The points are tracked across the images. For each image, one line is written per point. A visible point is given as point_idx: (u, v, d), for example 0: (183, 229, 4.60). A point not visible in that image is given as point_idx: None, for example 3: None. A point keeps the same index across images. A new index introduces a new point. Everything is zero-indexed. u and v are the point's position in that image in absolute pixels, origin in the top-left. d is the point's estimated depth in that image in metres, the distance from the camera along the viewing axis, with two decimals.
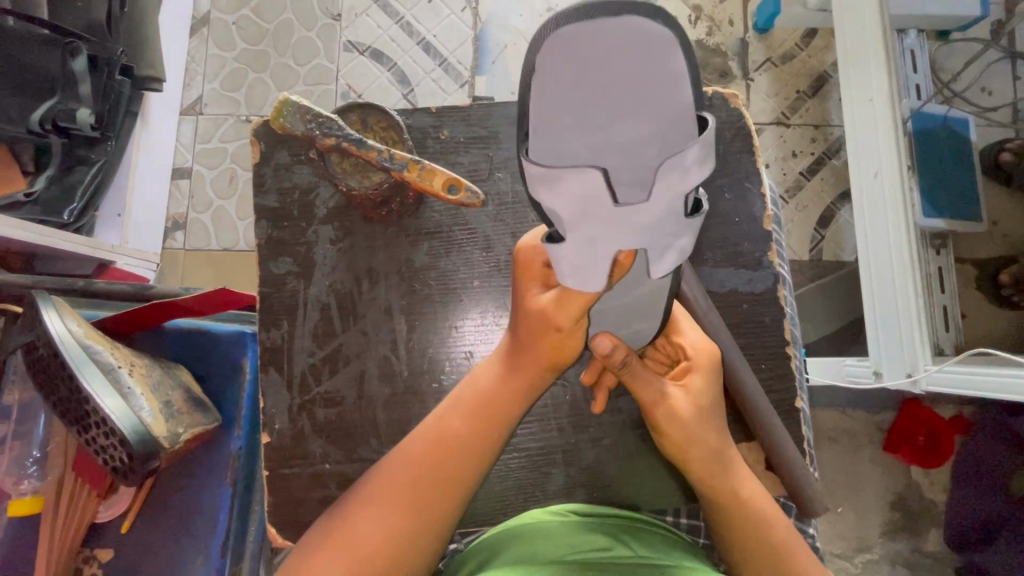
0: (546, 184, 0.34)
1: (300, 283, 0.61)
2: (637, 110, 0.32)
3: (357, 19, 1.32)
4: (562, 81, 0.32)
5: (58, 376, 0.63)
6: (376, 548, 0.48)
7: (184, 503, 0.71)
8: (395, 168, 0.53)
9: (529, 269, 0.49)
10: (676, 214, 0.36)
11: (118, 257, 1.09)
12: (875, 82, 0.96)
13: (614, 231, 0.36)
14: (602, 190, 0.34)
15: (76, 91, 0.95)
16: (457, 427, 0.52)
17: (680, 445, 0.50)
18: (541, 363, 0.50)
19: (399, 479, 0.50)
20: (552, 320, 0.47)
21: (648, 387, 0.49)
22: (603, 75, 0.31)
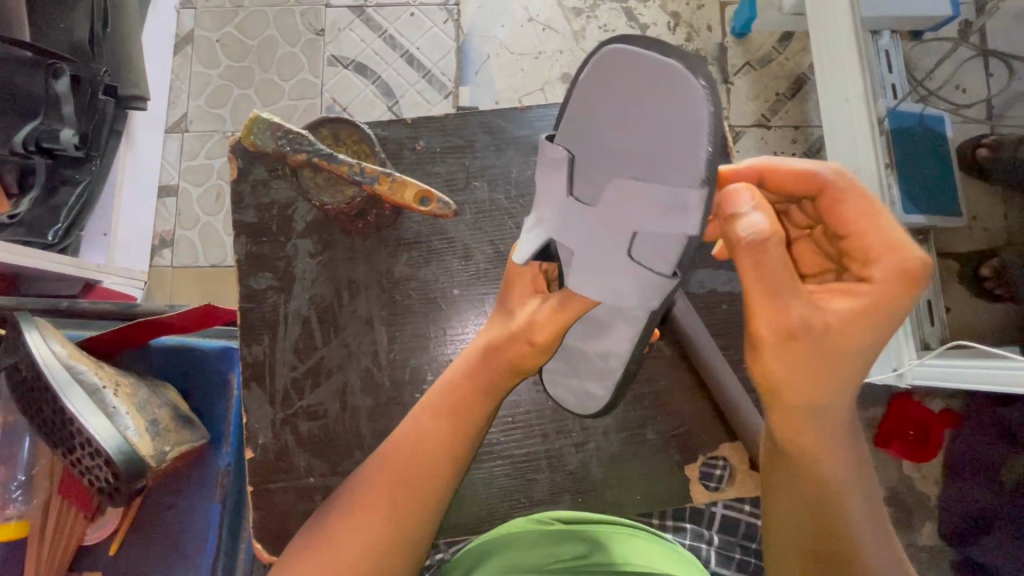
0: (544, 153, 0.49)
1: (281, 297, 0.61)
2: (643, 131, 0.45)
3: (340, 34, 1.33)
4: (603, 98, 0.46)
5: (41, 398, 0.62)
6: (358, 552, 0.49)
7: (171, 522, 0.70)
8: (366, 183, 0.54)
9: (512, 282, 0.54)
10: (617, 243, 0.46)
11: (105, 277, 1.09)
12: (851, 81, 0.97)
13: (563, 220, 0.48)
14: (563, 178, 0.48)
15: (60, 111, 0.95)
16: (424, 427, 0.53)
17: (782, 370, 0.41)
18: (505, 364, 0.52)
19: (377, 490, 0.51)
20: (529, 334, 0.51)
21: (769, 294, 0.38)
22: (630, 100, 0.45)
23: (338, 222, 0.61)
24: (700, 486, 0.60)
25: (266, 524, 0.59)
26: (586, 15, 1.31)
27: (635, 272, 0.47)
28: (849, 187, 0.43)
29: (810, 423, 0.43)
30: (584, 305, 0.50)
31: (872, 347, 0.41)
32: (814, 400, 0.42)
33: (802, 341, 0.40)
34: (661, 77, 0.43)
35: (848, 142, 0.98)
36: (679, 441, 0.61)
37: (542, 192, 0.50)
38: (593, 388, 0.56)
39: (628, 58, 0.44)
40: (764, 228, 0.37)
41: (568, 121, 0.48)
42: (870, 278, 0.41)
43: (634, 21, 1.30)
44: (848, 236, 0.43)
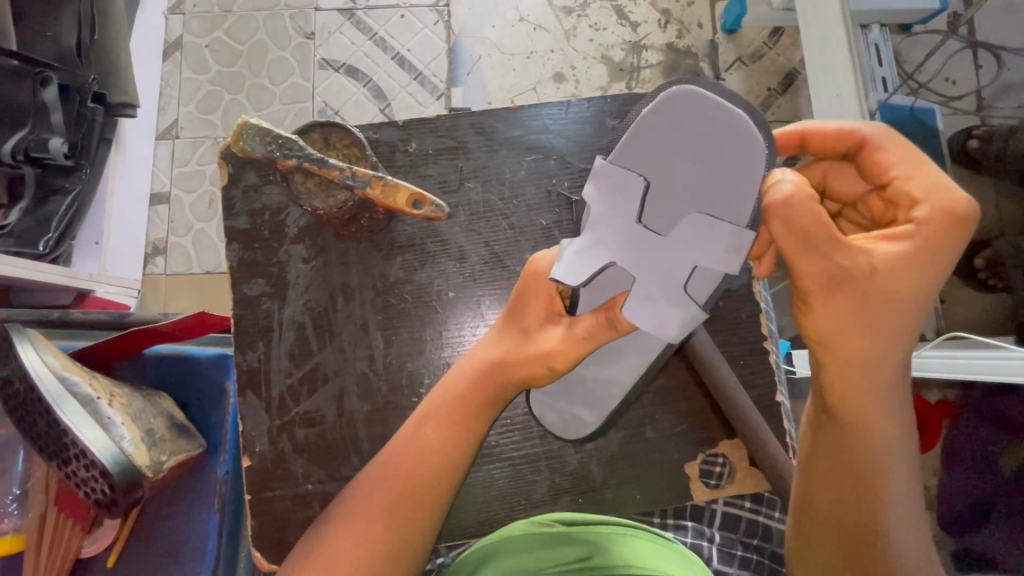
0: (605, 176, 0.49)
1: (274, 303, 0.61)
2: (705, 166, 0.48)
3: (331, 37, 1.32)
4: (668, 135, 0.47)
5: (34, 411, 0.61)
6: (351, 560, 0.50)
7: (169, 532, 0.70)
8: (357, 187, 0.54)
9: (532, 291, 0.50)
10: (672, 275, 0.48)
11: (97, 285, 1.08)
12: (842, 76, 0.98)
13: (622, 245, 0.49)
14: (631, 204, 0.49)
15: (47, 120, 0.94)
16: (431, 436, 0.52)
17: (826, 325, 0.40)
18: (513, 378, 0.51)
19: (377, 496, 0.51)
20: (549, 359, 0.49)
21: (803, 245, 0.38)
22: (691, 141, 0.47)
23: (331, 227, 0.61)
24: (700, 484, 0.60)
25: (264, 532, 0.59)
26: (577, 14, 1.31)
27: (685, 304, 0.49)
28: (891, 139, 0.41)
29: (856, 375, 0.41)
30: (608, 334, 0.48)
31: (920, 289, 0.39)
32: (863, 354, 0.40)
33: (842, 286, 0.39)
34: (728, 123, 0.45)
35: None
36: (679, 439, 0.61)
37: (598, 213, 0.49)
38: (582, 412, 0.58)
39: (699, 104, 0.46)
40: (792, 190, 0.38)
41: (631, 148, 0.49)
42: (915, 218, 0.39)
43: (624, 19, 1.30)
44: (889, 182, 0.41)
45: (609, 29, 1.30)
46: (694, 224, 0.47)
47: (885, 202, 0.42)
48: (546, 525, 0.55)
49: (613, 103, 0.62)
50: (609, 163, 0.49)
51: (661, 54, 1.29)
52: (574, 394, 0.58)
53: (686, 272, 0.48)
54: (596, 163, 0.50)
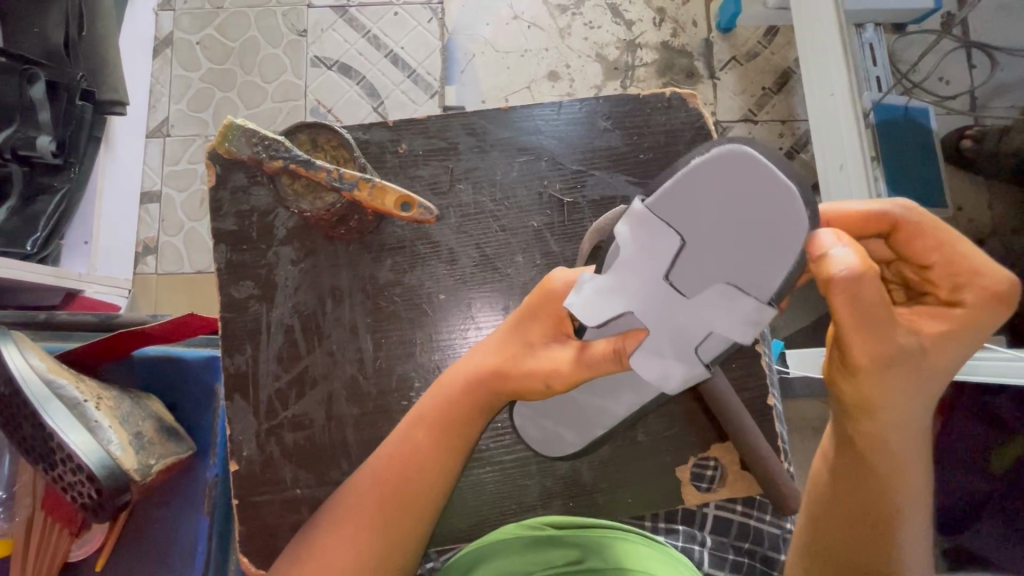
0: (640, 220, 0.39)
1: (263, 306, 0.60)
2: (742, 241, 0.37)
3: (324, 34, 1.31)
4: (709, 196, 0.37)
5: (21, 415, 0.61)
6: (341, 562, 0.50)
7: (159, 537, 0.69)
8: (343, 188, 0.53)
9: (542, 313, 0.47)
10: (684, 335, 0.42)
11: (86, 285, 1.07)
12: (837, 76, 0.98)
13: (646, 296, 0.41)
14: (660, 258, 0.39)
15: (35, 118, 0.94)
16: (420, 440, 0.52)
17: (870, 391, 0.39)
18: (507, 390, 0.49)
19: (368, 503, 0.51)
20: (546, 376, 0.46)
21: (855, 332, 0.36)
22: (732, 207, 0.36)
23: (318, 227, 0.60)
24: (692, 487, 0.60)
25: (253, 537, 0.58)
26: (571, 12, 1.31)
27: (690, 365, 0.43)
28: (924, 221, 0.40)
29: (883, 435, 0.42)
30: (613, 366, 0.43)
31: (957, 360, 0.39)
32: (893, 415, 0.41)
33: (897, 364, 0.38)
34: (776, 198, 0.35)
35: (836, 136, 0.99)
36: (671, 442, 0.60)
37: (628, 254, 0.41)
38: (566, 431, 0.55)
39: (751, 172, 0.35)
40: (858, 264, 0.34)
41: (671, 198, 0.38)
42: (961, 301, 0.39)
43: (619, 17, 1.30)
44: (931, 266, 0.40)
45: (603, 27, 1.30)
46: (721, 296, 0.39)
47: (921, 276, 0.41)
48: (533, 526, 0.56)
49: (605, 104, 0.62)
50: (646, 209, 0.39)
51: (656, 53, 1.29)
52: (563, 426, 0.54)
53: (699, 338, 0.42)
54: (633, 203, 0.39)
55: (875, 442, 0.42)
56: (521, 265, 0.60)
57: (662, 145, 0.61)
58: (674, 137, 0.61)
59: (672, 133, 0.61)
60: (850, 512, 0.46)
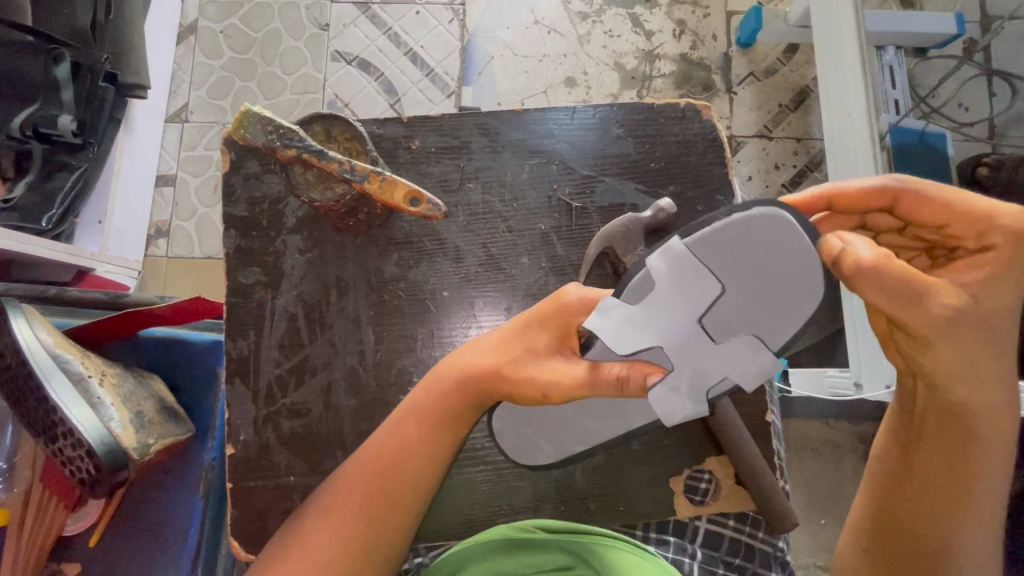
0: (680, 261, 0.42)
1: (268, 293, 0.61)
2: (768, 295, 0.41)
3: (345, 30, 1.32)
4: (745, 251, 0.41)
5: (26, 387, 0.62)
6: (325, 549, 0.50)
7: (152, 516, 0.70)
8: (357, 180, 0.54)
9: (547, 326, 0.48)
10: (703, 374, 0.44)
11: (98, 264, 1.08)
12: (854, 97, 0.98)
13: (676, 331, 0.43)
14: (695, 298, 0.42)
15: (58, 97, 0.97)
16: (407, 438, 0.52)
17: (939, 354, 0.42)
18: (502, 392, 0.49)
19: (361, 490, 0.51)
20: (545, 388, 0.46)
21: (908, 301, 0.39)
22: (765, 264, 0.41)
23: (326, 218, 0.61)
24: (685, 499, 0.60)
25: (244, 521, 0.59)
26: (592, 20, 1.32)
27: (701, 406, 0.44)
28: (916, 185, 0.44)
29: (955, 396, 0.45)
30: (612, 391, 0.44)
31: (1017, 305, 0.42)
32: (962, 374, 0.44)
33: (958, 323, 0.41)
34: (802, 262, 0.40)
35: (850, 157, 0.99)
36: (665, 452, 0.60)
37: (664, 288, 0.43)
38: (545, 444, 0.55)
39: (787, 235, 0.40)
40: (870, 257, 0.38)
41: (713, 246, 0.41)
42: (992, 246, 0.41)
43: (639, 27, 1.31)
44: (947, 222, 0.43)
45: (623, 36, 1.30)
46: (743, 342, 0.43)
47: (943, 235, 0.44)
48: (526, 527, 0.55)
49: (619, 111, 0.62)
50: (687, 251, 0.42)
51: (674, 64, 1.29)
52: (556, 433, 0.54)
53: (713, 380, 0.44)
54: (678, 244, 0.42)
55: (959, 406, 0.46)
56: (526, 267, 0.60)
57: (674, 155, 0.61)
58: (686, 148, 0.61)
59: (684, 143, 0.61)
60: (927, 474, 0.50)
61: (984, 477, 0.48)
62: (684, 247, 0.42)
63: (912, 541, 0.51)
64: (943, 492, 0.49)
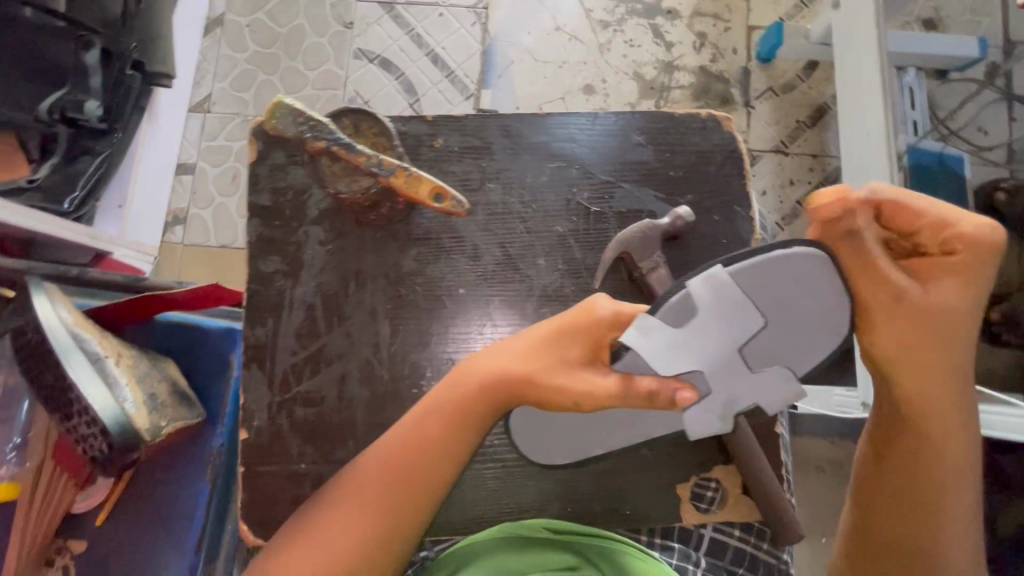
0: (725, 291, 0.45)
1: (288, 282, 0.61)
2: (798, 324, 0.47)
3: (368, 28, 1.34)
4: (784, 283, 0.45)
5: (44, 364, 0.64)
6: (346, 542, 0.50)
7: (159, 497, 0.71)
8: (382, 174, 0.57)
9: (578, 337, 0.47)
10: (733, 393, 0.48)
11: (115, 248, 1.10)
12: (872, 115, 0.98)
13: (715, 355, 0.46)
14: (736, 325, 0.46)
15: (86, 82, 0.99)
16: (431, 435, 0.52)
17: (890, 342, 0.49)
18: (529, 398, 0.49)
19: (378, 483, 0.52)
20: (579, 399, 0.46)
21: (858, 277, 0.46)
22: (800, 296, 0.46)
23: (348, 209, 0.62)
24: (691, 506, 0.60)
25: (253, 505, 0.59)
26: (613, 28, 1.33)
27: (727, 420, 0.49)
28: (902, 192, 0.46)
29: (921, 396, 0.51)
30: (642, 403, 0.45)
31: (967, 307, 0.48)
32: (922, 368, 0.50)
33: (900, 311, 0.47)
34: (830, 296, 0.46)
35: (867, 176, 0.99)
36: (673, 457, 0.60)
37: (707, 316, 0.45)
38: (557, 448, 0.54)
39: (820, 272, 0.45)
40: (836, 203, 0.45)
41: (756, 278, 0.45)
42: (953, 252, 0.47)
43: (660, 38, 1.32)
44: (919, 228, 0.47)
45: (643, 46, 1.31)
46: (770, 364, 0.48)
47: (913, 243, 0.49)
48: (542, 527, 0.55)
49: (640, 119, 0.62)
50: (731, 282, 0.45)
51: (693, 76, 1.30)
52: (572, 436, 0.53)
53: (741, 397, 0.49)
54: (721, 273, 0.44)
55: (916, 403, 0.52)
56: (542, 269, 0.61)
57: (693, 164, 0.62)
58: (705, 158, 0.62)
59: (703, 154, 0.62)
60: (902, 476, 0.55)
61: (949, 476, 0.53)
62: (728, 278, 0.45)
63: (888, 538, 0.57)
64: (916, 490, 0.54)
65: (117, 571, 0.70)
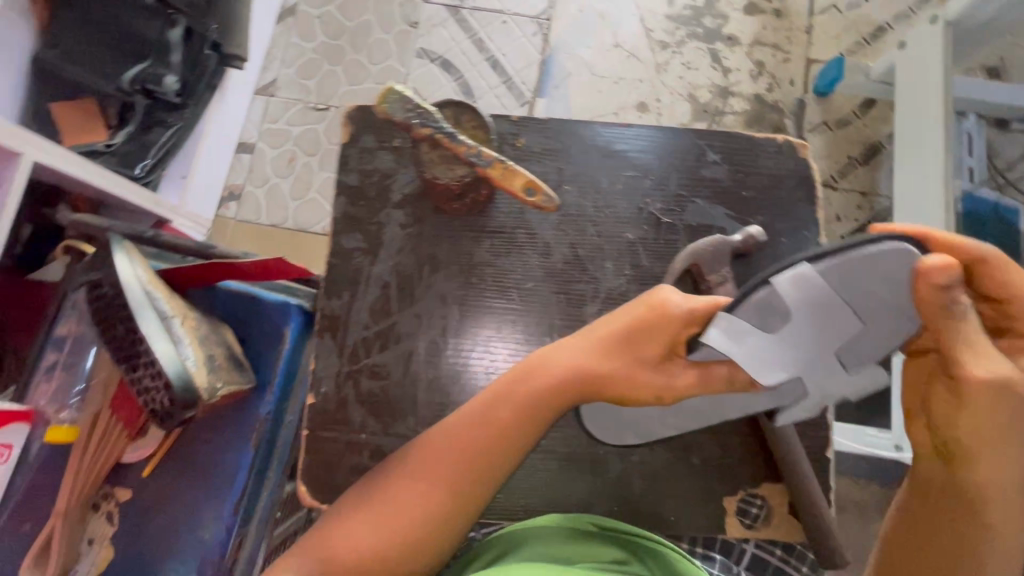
0: (812, 288, 0.45)
1: (366, 260, 0.64)
2: (884, 319, 0.47)
3: (434, 30, 1.38)
4: (874, 281, 0.44)
5: (116, 315, 0.68)
6: (408, 523, 0.51)
7: (205, 456, 0.74)
8: (484, 166, 0.56)
9: (656, 333, 0.49)
10: (817, 380, 0.50)
11: (176, 217, 1.16)
12: (933, 158, 0.98)
13: (799, 346, 0.48)
14: (821, 319, 0.46)
15: (167, 58, 1.05)
16: (500, 421, 0.52)
17: (976, 416, 0.47)
18: (605, 392, 0.51)
19: (442, 466, 0.52)
20: (659, 393, 0.49)
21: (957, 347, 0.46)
22: (889, 295, 0.45)
23: (432, 196, 0.64)
24: (735, 520, 0.61)
25: (313, 469, 0.61)
26: (671, 50, 1.35)
27: (805, 403, 0.52)
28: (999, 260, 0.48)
29: (993, 475, 0.49)
30: (721, 386, 0.49)
31: None
32: (997, 447, 0.48)
33: (1003, 390, 0.46)
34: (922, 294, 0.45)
35: (922, 218, 0.98)
36: (724, 469, 0.61)
37: (793, 311, 0.46)
38: (630, 436, 0.59)
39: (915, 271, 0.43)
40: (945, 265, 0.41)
41: (844, 276, 0.44)
42: None
43: (717, 63, 1.33)
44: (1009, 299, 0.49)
45: (700, 70, 1.33)
46: (855, 356, 0.49)
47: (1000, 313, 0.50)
48: (582, 522, 0.56)
49: (714, 139, 0.64)
50: (819, 281, 0.44)
51: (748, 103, 1.31)
52: (631, 423, 0.57)
53: (825, 382, 0.50)
54: (806, 270, 0.44)
55: (981, 482, 0.49)
56: (609, 272, 0.63)
57: (765, 186, 0.63)
58: (776, 182, 0.63)
59: (775, 177, 0.63)
60: (931, 544, 0.53)
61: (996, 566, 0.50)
62: (814, 276, 0.44)
63: None
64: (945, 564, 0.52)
65: (159, 523, 0.73)
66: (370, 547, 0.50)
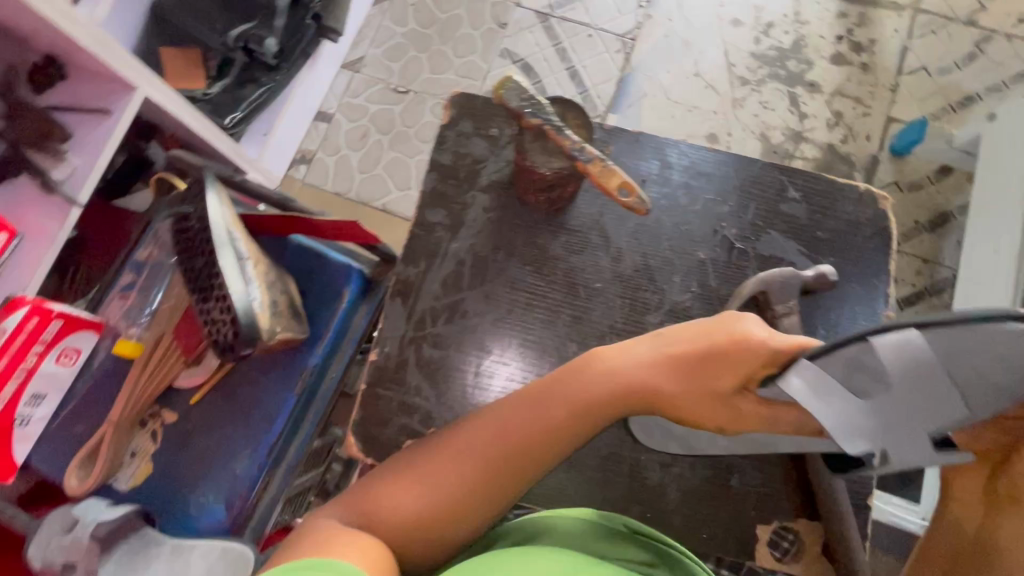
0: (914, 352, 0.44)
1: (445, 235, 0.67)
2: (987, 395, 0.45)
3: (520, 32, 1.42)
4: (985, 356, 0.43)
5: (198, 249, 0.72)
6: (453, 491, 0.52)
7: (248, 395, 0.78)
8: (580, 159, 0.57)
9: (734, 365, 0.51)
10: (901, 447, 0.49)
11: (252, 169, 1.22)
12: (1008, 233, 0.96)
13: (887, 407, 0.47)
14: (918, 386, 0.45)
15: (271, 22, 1.10)
16: (555, 412, 0.54)
17: None
18: (672, 410, 0.54)
19: (488, 449, 0.54)
20: (727, 422, 0.52)
21: None
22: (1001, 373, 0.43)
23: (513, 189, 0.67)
24: (767, 550, 0.62)
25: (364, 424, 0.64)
26: (750, 87, 1.35)
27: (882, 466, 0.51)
28: None
29: None
30: (787, 429, 0.52)
31: None
32: None
33: None
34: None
35: (986, 293, 0.96)
36: (760, 498, 0.63)
37: (888, 372, 0.45)
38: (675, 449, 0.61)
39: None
40: None
41: (955, 346, 0.43)
42: None
43: (795, 107, 1.33)
44: None
45: (776, 111, 1.33)
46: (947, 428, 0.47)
47: None
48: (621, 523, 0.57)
49: (798, 178, 0.66)
50: (923, 347, 0.44)
51: (819, 152, 1.30)
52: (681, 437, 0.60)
53: (909, 452, 0.49)
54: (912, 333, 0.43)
55: None
56: (676, 285, 0.65)
57: (841, 231, 0.65)
58: (853, 228, 0.65)
59: (853, 223, 0.65)
60: None
61: None
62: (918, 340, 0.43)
63: None
64: None
65: (197, 448, 0.77)
66: (411, 513, 0.52)
